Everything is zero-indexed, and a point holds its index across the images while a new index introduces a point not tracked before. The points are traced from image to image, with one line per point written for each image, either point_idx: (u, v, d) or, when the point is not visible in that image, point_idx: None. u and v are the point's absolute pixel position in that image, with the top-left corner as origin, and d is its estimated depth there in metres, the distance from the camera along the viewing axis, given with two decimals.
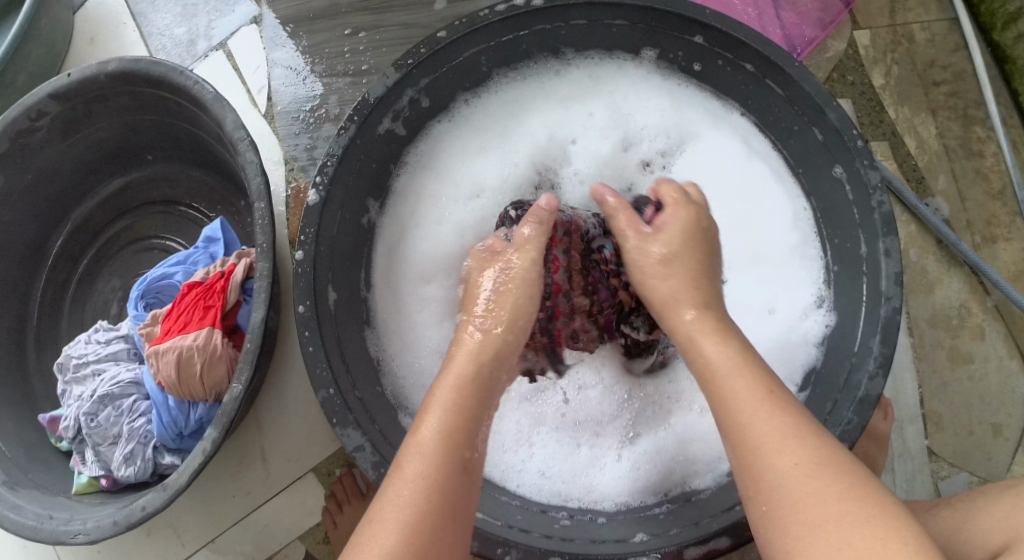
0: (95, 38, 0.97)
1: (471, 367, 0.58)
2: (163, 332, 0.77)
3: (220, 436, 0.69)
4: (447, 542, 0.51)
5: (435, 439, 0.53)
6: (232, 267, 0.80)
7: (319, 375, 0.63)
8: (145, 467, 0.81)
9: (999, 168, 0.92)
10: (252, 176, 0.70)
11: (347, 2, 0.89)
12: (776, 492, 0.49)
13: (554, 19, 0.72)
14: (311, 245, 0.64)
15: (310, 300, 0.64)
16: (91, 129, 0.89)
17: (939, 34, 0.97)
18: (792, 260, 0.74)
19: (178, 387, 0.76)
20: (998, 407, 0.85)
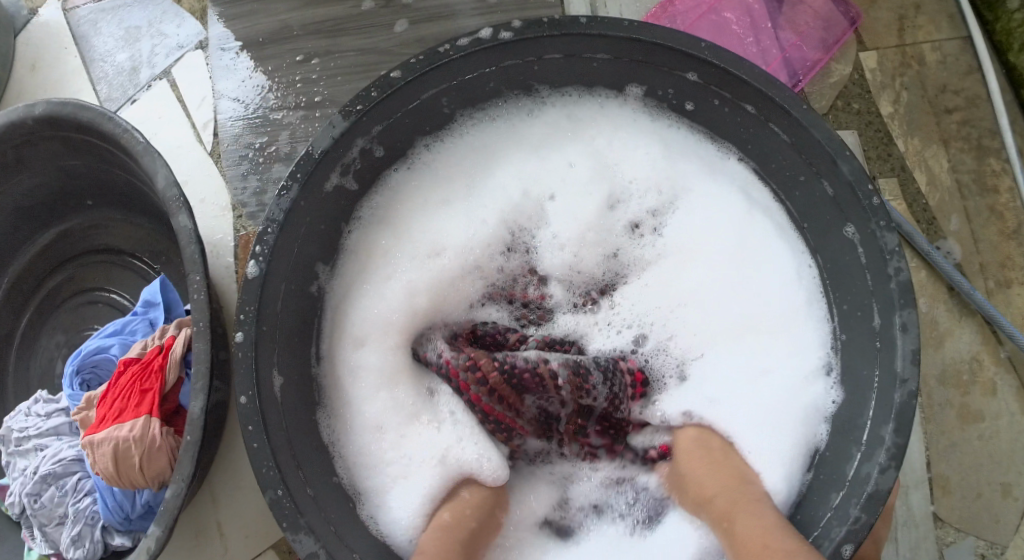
0: (35, 65, 0.92)
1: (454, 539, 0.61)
2: (97, 420, 0.70)
3: (164, 535, 0.62)
4: None
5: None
6: (172, 340, 0.73)
7: (266, 475, 0.56)
8: (94, 549, 0.74)
9: (1015, 205, 0.85)
10: (185, 243, 0.63)
11: (299, 24, 0.86)
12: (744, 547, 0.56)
13: (524, 55, 0.63)
14: (252, 325, 0.57)
15: (252, 389, 0.56)
16: (22, 179, 0.83)
17: (952, 55, 0.89)
18: (794, 322, 0.65)
19: (117, 478, 0.69)
20: (1008, 465, 0.76)
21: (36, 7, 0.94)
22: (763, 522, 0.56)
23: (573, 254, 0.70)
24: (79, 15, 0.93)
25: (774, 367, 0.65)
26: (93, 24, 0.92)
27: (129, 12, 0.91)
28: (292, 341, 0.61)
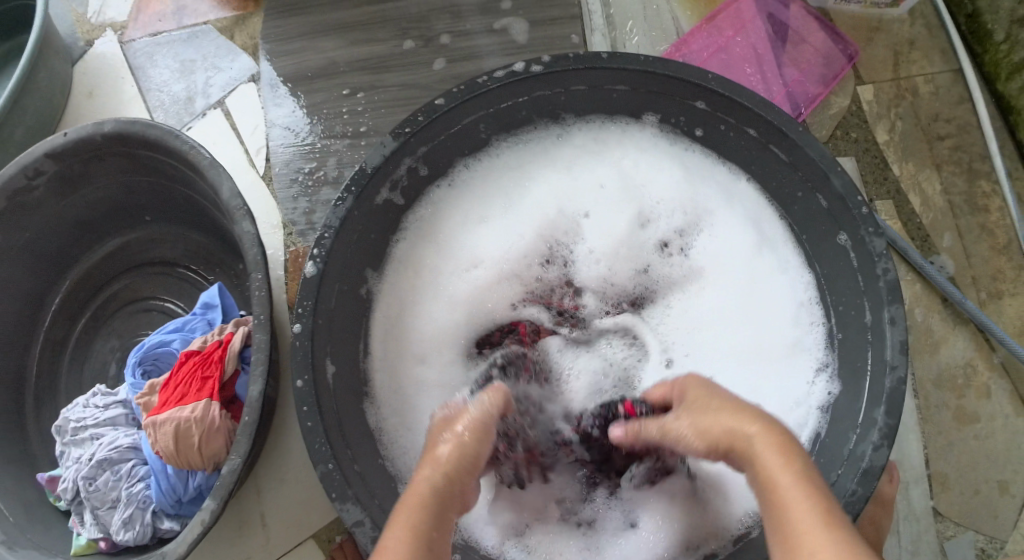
0: (93, 92, 1.02)
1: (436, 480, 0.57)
2: (160, 403, 0.79)
3: (218, 507, 0.68)
4: None
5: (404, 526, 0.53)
6: (230, 336, 0.82)
7: (318, 450, 0.62)
8: (144, 532, 0.81)
9: (1005, 223, 0.91)
10: (248, 246, 0.72)
11: (345, 62, 0.96)
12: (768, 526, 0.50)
13: (553, 85, 0.72)
14: (309, 317, 0.65)
15: (308, 374, 0.64)
16: (87, 191, 0.93)
17: (944, 86, 0.96)
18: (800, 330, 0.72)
19: (177, 458, 0.77)
20: (1004, 463, 0.81)
21: (91, 39, 1.04)
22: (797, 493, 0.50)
23: (607, 267, 0.77)
24: (135, 47, 1.03)
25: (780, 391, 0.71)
26: (148, 56, 1.03)
27: (184, 47, 1.02)
28: (344, 337, 0.69)
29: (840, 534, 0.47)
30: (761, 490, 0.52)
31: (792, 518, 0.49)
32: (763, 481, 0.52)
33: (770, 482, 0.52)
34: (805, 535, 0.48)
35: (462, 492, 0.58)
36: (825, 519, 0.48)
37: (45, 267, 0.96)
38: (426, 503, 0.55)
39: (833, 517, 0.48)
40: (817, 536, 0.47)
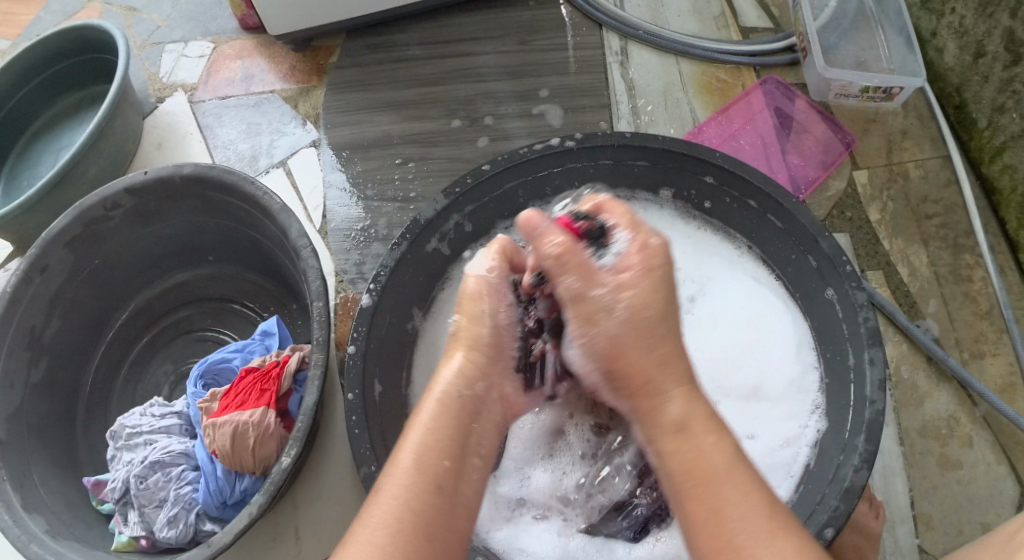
0: (162, 144, 1.17)
1: (448, 391, 0.63)
2: (222, 407, 0.91)
3: (265, 502, 0.80)
4: (436, 506, 0.57)
5: (409, 460, 0.59)
6: (287, 358, 0.95)
7: (361, 454, 0.73)
8: (186, 531, 0.91)
9: (987, 291, 0.99)
10: (312, 278, 0.87)
11: (399, 136, 1.10)
12: (725, 546, 0.53)
13: (583, 159, 0.85)
14: (362, 340, 0.77)
15: (358, 388, 0.76)
16: (159, 226, 1.07)
17: (932, 170, 1.06)
18: (797, 384, 0.82)
19: (231, 458, 0.88)
20: (986, 507, 0.88)
21: (162, 96, 1.20)
22: (743, 505, 0.54)
23: None
24: (203, 107, 1.19)
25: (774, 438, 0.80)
26: (216, 117, 1.18)
27: (252, 113, 1.16)
28: (386, 364, 0.80)
29: (787, 540, 0.52)
30: (690, 469, 0.56)
31: (735, 518, 0.53)
32: (691, 458, 0.57)
33: (705, 470, 0.56)
34: (752, 538, 0.52)
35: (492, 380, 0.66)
36: (769, 528, 0.53)
37: (107, 292, 1.08)
38: (447, 396, 0.63)
39: (777, 525, 0.53)
40: (768, 548, 0.52)
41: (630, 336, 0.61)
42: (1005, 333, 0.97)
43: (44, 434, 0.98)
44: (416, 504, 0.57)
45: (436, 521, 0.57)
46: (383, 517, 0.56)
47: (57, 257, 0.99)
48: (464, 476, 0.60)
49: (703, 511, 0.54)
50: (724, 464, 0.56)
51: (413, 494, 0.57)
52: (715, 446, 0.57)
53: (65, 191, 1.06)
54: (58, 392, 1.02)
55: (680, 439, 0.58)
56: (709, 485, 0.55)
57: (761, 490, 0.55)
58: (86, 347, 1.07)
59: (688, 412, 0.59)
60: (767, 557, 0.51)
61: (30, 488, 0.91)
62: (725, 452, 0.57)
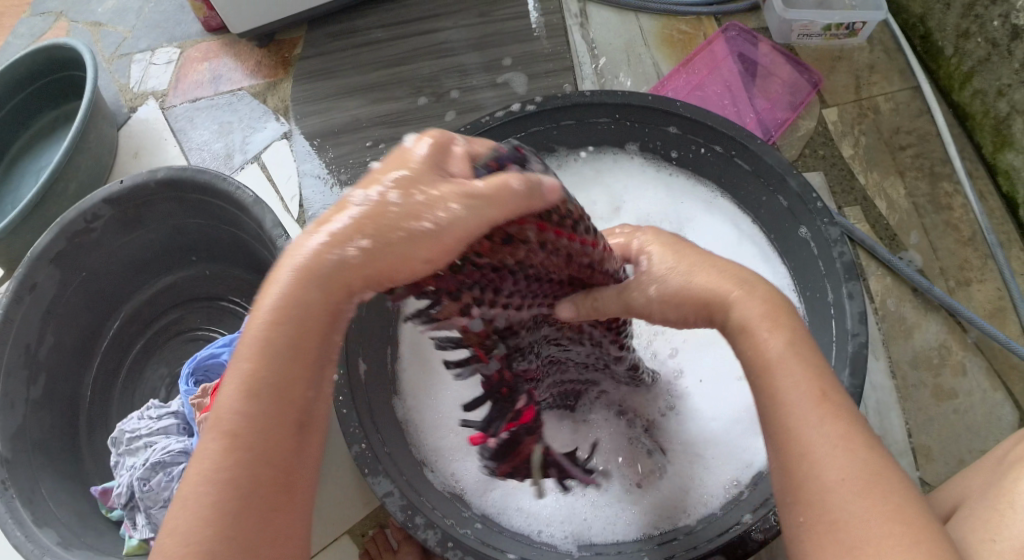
0: (138, 152, 1.17)
1: (291, 289, 0.50)
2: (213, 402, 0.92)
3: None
4: (280, 443, 0.51)
5: (238, 389, 0.51)
6: None
7: (352, 433, 0.74)
8: None
9: (968, 218, 0.98)
10: None
11: (367, 118, 1.10)
12: (780, 430, 0.54)
13: (545, 122, 0.86)
14: None
15: (343, 368, 0.76)
16: (141, 232, 1.07)
17: (903, 102, 1.05)
18: None
19: None
20: (985, 435, 0.88)
21: (134, 106, 1.20)
22: (802, 385, 0.54)
23: None
24: (175, 112, 1.18)
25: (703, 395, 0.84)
26: (189, 120, 1.17)
27: (222, 112, 1.16)
28: (371, 342, 0.81)
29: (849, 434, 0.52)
30: (754, 355, 0.57)
31: (791, 405, 0.54)
32: (757, 349, 0.57)
33: (768, 354, 0.56)
34: (801, 421, 0.53)
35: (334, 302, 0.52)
36: (821, 410, 0.53)
37: (99, 302, 1.09)
38: (273, 322, 0.50)
39: (826, 409, 0.53)
40: (812, 432, 0.52)
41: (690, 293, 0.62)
42: (990, 259, 0.96)
43: (48, 449, 0.99)
44: (261, 454, 0.51)
45: (290, 463, 0.52)
46: (223, 463, 0.50)
47: (45, 274, 0.99)
48: (317, 398, 0.53)
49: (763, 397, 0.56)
50: (778, 354, 0.56)
51: (252, 433, 0.50)
52: (773, 339, 0.57)
53: (47, 209, 1.06)
54: (58, 405, 1.03)
55: (751, 339, 0.58)
56: (768, 377, 0.56)
57: (820, 377, 0.55)
58: (81, 359, 1.07)
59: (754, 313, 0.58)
60: (825, 443, 0.52)
61: (40, 504, 0.91)
62: (783, 345, 0.56)
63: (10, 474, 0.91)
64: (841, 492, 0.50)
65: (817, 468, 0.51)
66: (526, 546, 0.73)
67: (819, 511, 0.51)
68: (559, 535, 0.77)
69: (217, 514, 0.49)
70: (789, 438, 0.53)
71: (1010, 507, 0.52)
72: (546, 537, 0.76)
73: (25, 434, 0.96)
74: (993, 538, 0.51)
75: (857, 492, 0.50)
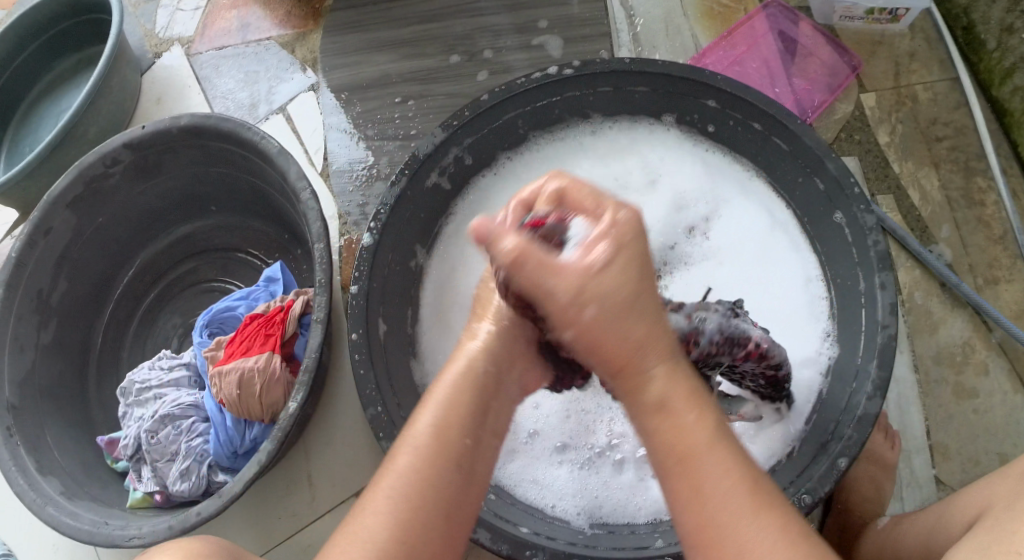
0: (161, 99, 1.15)
1: (467, 365, 0.62)
2: (227, 355, 0.91)
3: (274, 449, 0.80)
4: (451, 482, 0.57)
5: (427, 433, 0.58)
6: (291, 303, 0.94)
7: (368, 395, 0.73)
8: (199, 484, 0.91)
9: (1000, 215, 0.97)
10: (313, 221, 0.86)
11: (396, 74, 1.08)
12: (708, 526, 0.51)
13: (581, 88, 0.84)
14: (365, 280, 0.77)
15: (363, 328, 0.75)
16: (160, 180, 1.05)
17: (941, 93, 1.03)
18: (805, 314, 0.81)
19: (239, 405, 0.89)
20: (1003, 437, 0.87)
21: (159, 52, 1.18)
22: (727, 470, 0.52)
23: None
24: (201, 59, 1.16)
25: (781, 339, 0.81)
26: (215, 68, 1.15)
27: (248, 61, 1.13)
28: (392, 303, 0.80)
29: (782, 522, 0.51)
30: (656, 407, 0.54)
31: (715, 500, 0.51)
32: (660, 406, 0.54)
33: (671, 406, 0.53)
34: (731, 516, 0.51)
35: (509, 364, 0.64)
36: (753, 503, 0.51)
37: (113, 250, 1.08)
38: (460, 379, 0.61)
39: (759, 502, 0.51)
40: (755, 528, 0.50)
41: (594, 335, 0.54)
42: (1020, 259, 0.95)
43: (56, 395, 0.98)
44: (433, 481, 0.57)
45: (454, 501, 0.57)
46: (404, 484, 0.56)
47: (60, 220, 0.98)
48: (480, 452, 0.60)
49: (682, 489, 0.52)
50: (706, 439, 0.53)
51: (432, 468, 0.57)
52: (700, 424, 0.53)
53: (66, 154, 1.05)
54: (69, 351, 1.02)
55: (660, 418, 0.54)
56: (692, 462, 0.52)
57: (748, 465, 0.53)
58: (93, 307, 1.06)
59: (670, 389, 0.54)
60: (755, 540, 0.50)
61: (44, 451, 0.91)
62: (707, 429, 0.53)
63: (16, 420, 0.91)
64: None
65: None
66: (537, 521, 0.73)
67: None
68: (573, 511, 0.76)
69: (399, 534, 0.55)
70: (712, 536, 0.51)
71: None
72: (561, 512, 0.76)
73: (34, 379, 0.96)
74: None
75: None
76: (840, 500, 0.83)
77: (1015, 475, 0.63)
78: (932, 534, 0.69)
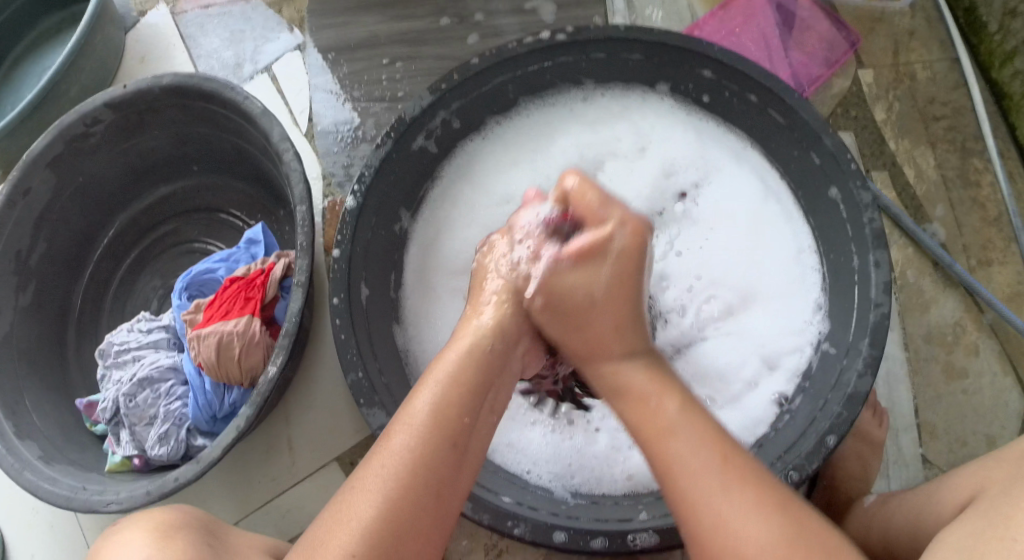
0: (145, 58, 1.12)
1: (475, 343, 0.62)
2: (205, 319, 0.89)
3: (252, 414, 0.79)
4: (448, 462, 0.56)
5: (425, 409, 0.57)
6: (272, 266, 0.92)
7: (349, 360, 0.72)
8: (178, 446, 0.89)
9: (995, 197, 0.96)
10: (295, 182, 0.84)
11: (385, 35, 1.05)
12: (686, 502, 0.55)
13: (575, 54, 0.82)
14: (347, 244, 0.75)
15: (344, 292, 0.73)
16: (143, 139, 1.02)
17: (940, 73, 1.01)
18: (795, 283, 0.80)
19: (217, 370, 0.87)
20: (992, 419, 0.86)
21: (144, 10, 1.14)
22: (693, 438, 0.57)
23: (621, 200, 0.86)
24: (186, 18, 1.12)
25: (757, 341, 0.79)
26: (200, 27, 1.11)
27: (234, 20, 1.10)
28: (377, 266, 0.78)
29: (751, 494, 0.54)
30: (621, 393, 0.62)
31: (686, 477, 0.56)
32: (621, 387, 0.62)
33: (634, 393, 0.61)
34: (706, 489, 0.55)
35: (512, 342, 0.65)
36: (723, 479, 0.55)
37: (94, 212, 1.05)
38: (467, 357, 0.61)
39: (732, 472, 0.55)
40: (724, 492, 0.55)
41: (562, 311, 0.65)
42: (1014, 241, 0.94)
43: (33, 359, 0.96)
44: (429, 460, 0.55)
45: (447, 481, 0.56)
46: (398, 461, 0.55)
47: (41, 179, 0.95)
48: (477, 432, 0.59)
49: (659, 467, 0.58)
50: (674, 417, 0.59)
51: (428, 446, 0.55)
52: (661, 407, 0.59)
53: (48, 113, 1.02)
54: (46, 313, 1.00)
55: (625, 404, 0.61)
56: (659, 443, 0.58)
57: (712, 442, 0.57)
58: (72, 270, 1.04)
59: (632, 378, 0.62)
60: (731, 515, 0.54)
61: (21, 414, 0.89)
62: (673, 412, 0.59)
63: None
64: None
65: (725, 544, 0.53)
66: (517, 489, 0.72)
67: None
68: (549, 478, 0.75)
69: (389, 513, 0.53)
70: (690, 511, 0.55)
71: None
72: (536, 479, 0.74)
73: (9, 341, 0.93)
74: (1016, 537, 0.52)
75: None
76: (825, 477, 0.82)
77: (1010, 460, 0.62)
78: (918, 516, 0.68)
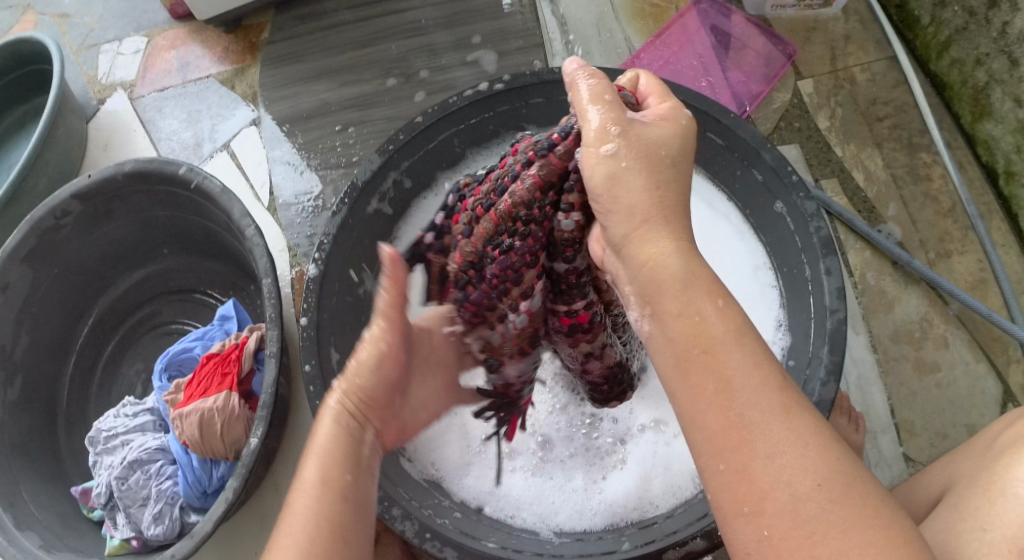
0: (107, 145, 1.14)
1: (339, 407, 0.62)
2: (186, 397, 0.90)
3: (240, 485, 0.79)
4: (343, 515, 0.57)
5: (312, 476, 0.58)
6: (245, 339, 0.94)
7: None
8: (173, 525, 0.90)
9: (948, 189, 0.97)
10: (259, 256, 0.85)
11: (336, 102, 1.08)
12: (738, 425, 0.51)
13: (514, 101, 0.84)
14: (314, 312, 0.77)
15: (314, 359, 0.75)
16: (113, 226, 1.04)
17: (878, 73, 1.04)
18: (755, 304, 0.81)
19: (202, 446, 0.88)
20: (970, 409, 0.87)
21: (103, 98, 1.16)
22: (751, 357, 0.52)
23: None
24: (144, 102, 1.15)
25: None
26: (158, 110, 1.14)
27: (190, 100, 1.13)
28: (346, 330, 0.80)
29: (802, 427, 0.50)
30: (669, 287, 0.54)
31: (743, 394, 0.51)
32: (649, 266, 0.55)
33: (688, 293, 0.54)
34: (761, 415, 0.50)
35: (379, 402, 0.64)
36: (780, 404, 0.51)
37: (74, 300, 1.06)
38: (339, 420, 0.61)
39: (786, 403, 0.51)
40: (778, 424, 0.50)
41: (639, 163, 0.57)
42: (970, 230, 0.95)
43: (28, 452, 0.97)
44: (327, 516, 0.56)
45: (349, 530, 0.56)
46: (300, 526, 0.56)
47: (18, 273, 0.97)
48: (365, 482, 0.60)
49: (709, 378, 0.52)
50: (728, 332, 0.53)
51: (322, 507, 0.56)
52: (723, 313, 0.54)
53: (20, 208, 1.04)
54: (33, 407, 1.00)
55: (678, 307, 0.54)
56: (713, 355, 0.52)
57: (769, 365, 0.53)
58: (57, 360, 1.05)
59: (684, 267, 0.55)
60: (787, 449, 0.49)
61: (19, 506, 0.90)
62: (724, 319, 0.53)
63: None
64: (808, 496, 0.48)
65: (776, 471, 0.49)
66: (502, 533, 0.73)
67: (776, 524, 0.48)
68: (534, 520, 0.75)
69: None
70: (740, 438, 0.50)
71: (1003, 495, 0.55)
72: (520, 521, 0.75)
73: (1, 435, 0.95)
74: (987, 525, 0.54)
75: (828, 500, 0.48)
76: None
77: (974, 449, 0.63)
78: None
